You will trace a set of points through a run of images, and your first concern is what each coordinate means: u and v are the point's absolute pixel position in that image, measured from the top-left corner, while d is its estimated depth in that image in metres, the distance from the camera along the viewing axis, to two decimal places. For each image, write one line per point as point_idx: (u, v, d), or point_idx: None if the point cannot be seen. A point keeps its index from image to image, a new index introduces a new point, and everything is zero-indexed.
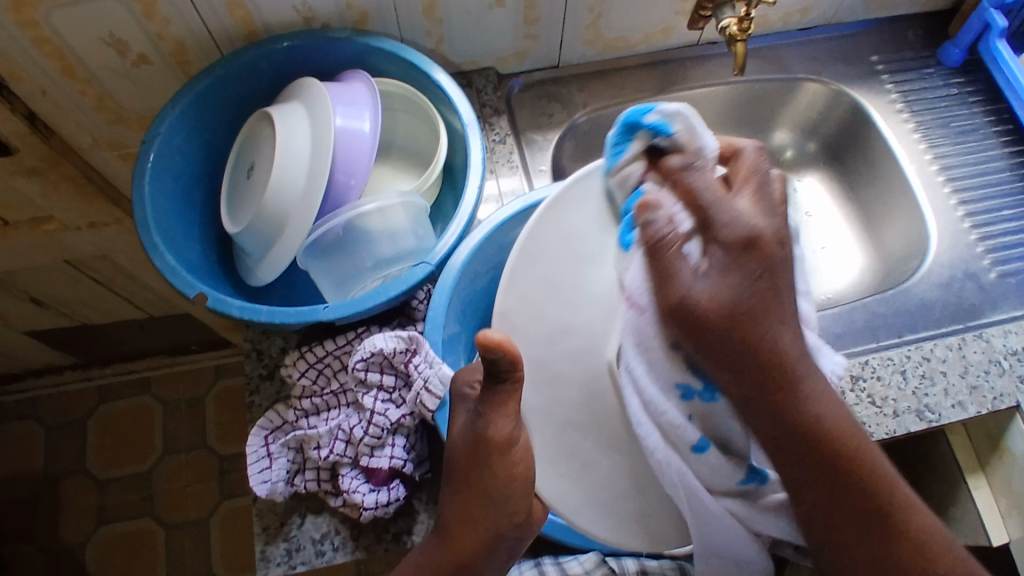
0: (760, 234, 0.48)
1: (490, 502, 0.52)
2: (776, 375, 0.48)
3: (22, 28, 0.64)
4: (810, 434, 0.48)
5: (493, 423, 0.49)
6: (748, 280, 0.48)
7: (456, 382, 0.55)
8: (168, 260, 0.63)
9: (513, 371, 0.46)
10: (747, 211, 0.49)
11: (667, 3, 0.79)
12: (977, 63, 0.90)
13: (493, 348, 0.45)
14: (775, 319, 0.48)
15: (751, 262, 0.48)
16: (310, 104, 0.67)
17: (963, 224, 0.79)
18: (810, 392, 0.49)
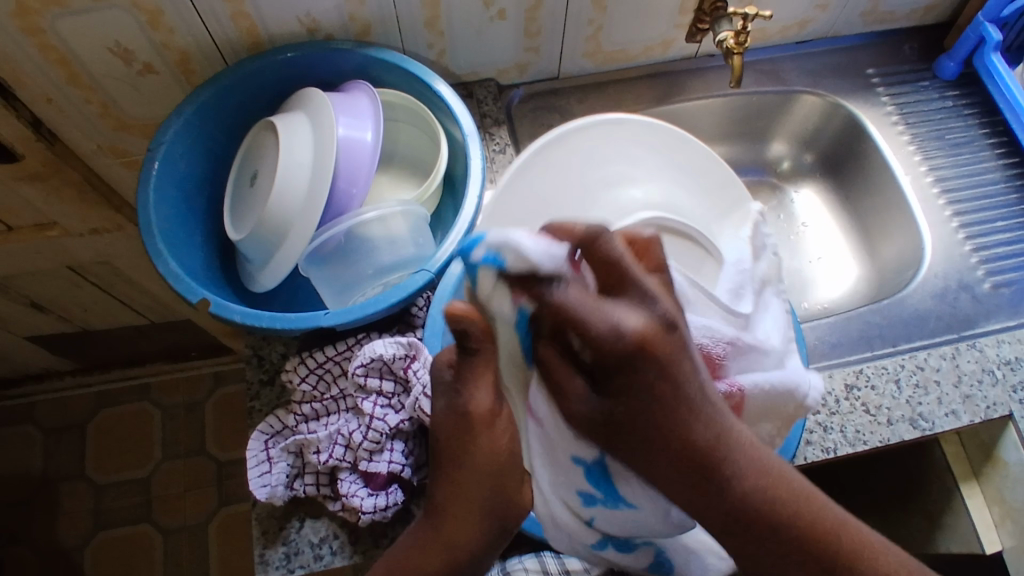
0: (646, 334, 0.42)
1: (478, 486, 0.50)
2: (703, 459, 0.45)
3: (28, 35, 0.65)
4: (747, 507, 0.46)
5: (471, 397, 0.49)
6: (645, 394, 0.44)
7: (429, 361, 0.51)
8: (171, 266, 0.63)
9: (482, 342, 0.46)
10: (629, 316, 0.42)
11: (665, 16, 0.80)
12: (973, 76, 0.91)
13: (461, 319, 0.44)
14: (680, 411, 0.44)
15: (646, 369, 0.43)
16: (313, 114, 0.68)
17: (958, 235, 0.80)
18: (738, 470, 0.46)
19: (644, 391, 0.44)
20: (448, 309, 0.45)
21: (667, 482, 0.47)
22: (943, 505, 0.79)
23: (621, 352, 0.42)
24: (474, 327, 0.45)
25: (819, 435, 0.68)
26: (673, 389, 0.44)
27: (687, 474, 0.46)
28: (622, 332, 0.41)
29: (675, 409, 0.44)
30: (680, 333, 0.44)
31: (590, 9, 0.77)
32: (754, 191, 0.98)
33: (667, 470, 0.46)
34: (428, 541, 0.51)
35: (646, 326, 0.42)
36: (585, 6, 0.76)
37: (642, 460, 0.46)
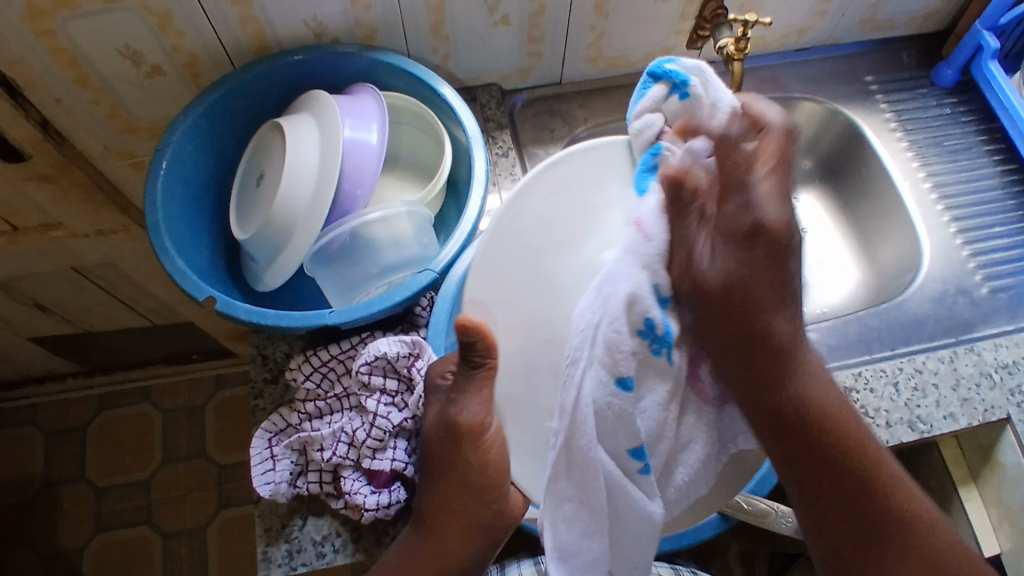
0: (789, 225, 0.53)
1: (470, 491, 0.56)
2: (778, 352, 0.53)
3: (38, 37, 0.66)
4: (806, 413, 0.53)
5: (465, 408, 0.55)
6: (752, 262, 0.53)
7: (431, 372, 0.58)
8: (178, 264, 0.64)
9: (487, 355, 0.53)
10: (766, 196, 0.53)
11: (667, 23, 0.81)
12: (970, 84, 0.92)
13: (471, 330, 0.51)
14: (768, 306, 0.53)
15: (760, 251, 0.53)
16: (320, 115, 0.69)
17: (955, 241, 0.81)
18: (808, 376, 0.53)
19: (753, 277, 0.53)
20: (460, 320, 0.51)
21: (738, 376, 0.53)
22: (943, 508, 0.79)
23: (762, 232, 0.53)
24: (479, 338, 0.51)
25: None
26: (772, 273, 0.53)
27: (767, 370, 0.53)
28: (760, 206, 0.53)
29: (768, 299, 0.53)
30: (800, 240, 0.54)
31: (592, 14, 0.78)
32: None
33: (749, 363, 0.53)
34: (418, 547, 0.56)
35: (783, 219, 0.53)
36: (588, 12, 0.77)
37: (731, 351, 0.53)
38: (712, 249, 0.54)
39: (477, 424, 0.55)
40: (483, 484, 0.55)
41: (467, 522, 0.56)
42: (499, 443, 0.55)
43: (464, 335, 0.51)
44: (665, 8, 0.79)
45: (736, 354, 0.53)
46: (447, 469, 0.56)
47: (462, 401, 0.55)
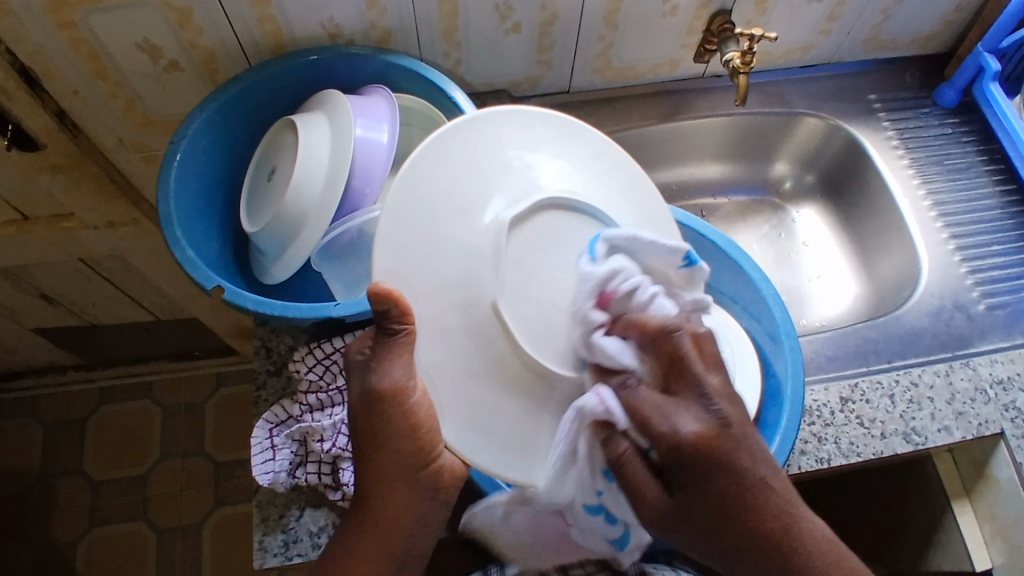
0: (726, 421, 0.49)
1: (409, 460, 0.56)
2: (767, 535, 0.49)
3: (59, 28, 0.68)
4: None
5: (387, 374, 0.53)
6: (697, 494, 0.49)
7: (349, 349, 0.56)
8: (188, 253, 0.66)
9: (403, 322, 0.50)
10: (715, 389, 0.50)
11: (674, 36, 0.83)
12: (971, 105, 0.94)
13: (381, 299, 0.48)
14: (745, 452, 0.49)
15: (703, 467, 0.48)
16: (332, 114, 0.70)
17: (954, 258, 0.82)
18: (805, 539, 0.49)
19: (702, 479, 0.48)
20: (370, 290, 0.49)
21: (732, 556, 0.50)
22: (938, 523, 0.80)
23: (684, 455, 0.48)
24: (389, 306, 0.49)
25: (813, 445, 0.69)
26: (740, 487, 0.48)
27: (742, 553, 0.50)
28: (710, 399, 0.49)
29: (744, 485, 0.48)
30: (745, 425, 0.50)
31: (601, 25, 0.79)
32: (755, 210, 1.00)
33: (728, 544, 0.49)
34: (359, 524, 0.56)
35: (705, 429, 0.48)
36: (597, 23, 0.79)
37: (709, 533, 0.49)
38: (667, 492, 0.50)
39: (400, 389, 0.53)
40: (412, 448, 0.55)
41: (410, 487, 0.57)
42: (425, 406, 0.52)
43: (375, 303, 0.49)
44: (673, 22, 0.81)
45: (687, 525, 0.50)
46: (373, 439, 0.55)
47: (382, 369, 0.53)
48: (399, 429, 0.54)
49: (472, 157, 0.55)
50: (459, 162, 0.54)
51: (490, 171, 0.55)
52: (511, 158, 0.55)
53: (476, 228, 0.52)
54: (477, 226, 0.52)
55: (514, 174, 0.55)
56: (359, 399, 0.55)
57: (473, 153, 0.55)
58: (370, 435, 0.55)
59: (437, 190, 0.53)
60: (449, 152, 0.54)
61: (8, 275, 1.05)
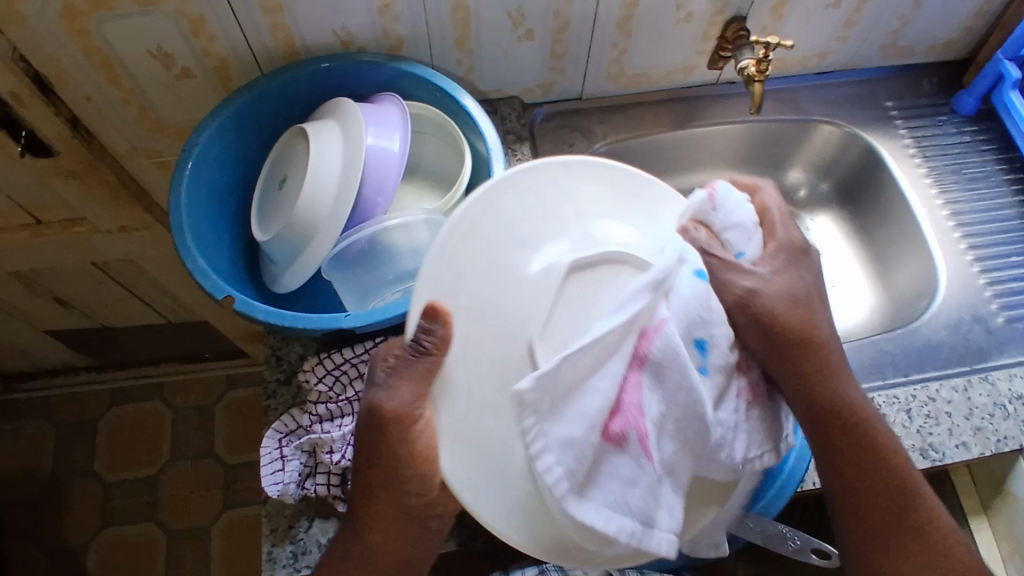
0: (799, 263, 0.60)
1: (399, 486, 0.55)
2: (812, 357, 0.57)
3: (74, 36, 0.68)
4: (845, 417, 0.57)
5: (395, 396, 0.52)
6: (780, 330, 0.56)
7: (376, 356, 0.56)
8: (199, 263, 0.66)
9: (438, 347, 0.51)
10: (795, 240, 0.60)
11: (689, 41, 0.82)
12: (990, 112, 0.92)
13: (436, 317, 0.50)
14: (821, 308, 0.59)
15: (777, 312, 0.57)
16: (343, 122, 0.70)
17: (972, 268, 0.81)
18: (843, 383, 0.58)
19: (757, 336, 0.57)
20: (431, 306, 0.50)
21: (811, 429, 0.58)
22: None
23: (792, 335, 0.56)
24: (439, 327, 0.50)
25: None
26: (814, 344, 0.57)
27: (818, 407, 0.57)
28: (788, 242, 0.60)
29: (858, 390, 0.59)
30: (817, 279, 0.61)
31: (615, 33, 0.79)
32: None
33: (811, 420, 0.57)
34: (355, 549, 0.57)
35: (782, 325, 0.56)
36: (611, 29, 0.78)
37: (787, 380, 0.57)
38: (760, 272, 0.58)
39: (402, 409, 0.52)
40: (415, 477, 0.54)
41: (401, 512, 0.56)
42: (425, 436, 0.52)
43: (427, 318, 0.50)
44: (687, 29, 0.80)
45: (777, 361, 0.56)
46: (378, 468, 0.55)
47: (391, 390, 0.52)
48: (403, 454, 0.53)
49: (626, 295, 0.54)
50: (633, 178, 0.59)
51: (598, 265, 0.53)
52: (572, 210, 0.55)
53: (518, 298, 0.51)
54: (527, 274, 0.52)
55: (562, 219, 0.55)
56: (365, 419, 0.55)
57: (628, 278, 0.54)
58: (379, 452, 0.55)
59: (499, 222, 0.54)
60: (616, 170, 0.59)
61: (22, 278, 1.05)
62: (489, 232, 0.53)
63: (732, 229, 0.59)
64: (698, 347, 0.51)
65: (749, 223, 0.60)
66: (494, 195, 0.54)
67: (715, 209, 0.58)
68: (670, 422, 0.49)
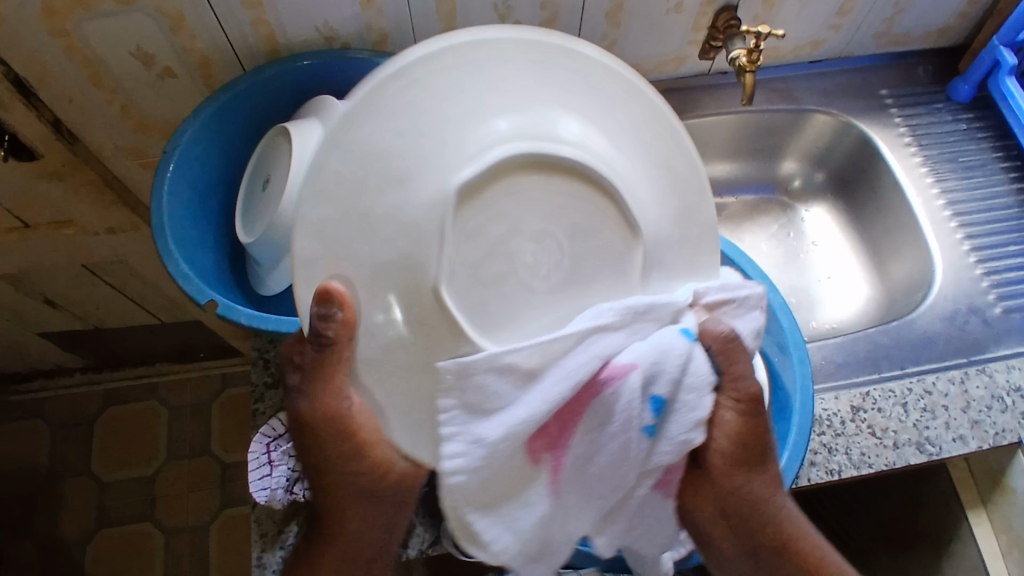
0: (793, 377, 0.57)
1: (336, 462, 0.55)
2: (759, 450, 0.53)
3: (52, 36, 0.66)
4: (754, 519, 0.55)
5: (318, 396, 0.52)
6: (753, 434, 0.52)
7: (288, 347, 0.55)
8: (182, 267, 0.65)
9: (339, 333, 0.47)
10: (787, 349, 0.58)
11: (680, 31, 0.80)
12: (986, 99, 0.91)
13: (331, 300, 0.46)
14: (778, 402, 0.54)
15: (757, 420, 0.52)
16: (327, 120, 0.68)
17: (969, 258, 0.80)
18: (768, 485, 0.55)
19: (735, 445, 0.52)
20: (322, 288, 0.46)
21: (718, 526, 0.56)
22: (951, 532, 0.79)
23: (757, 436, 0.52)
24: (338, 312, 0.46)
25: (823, 457, 0.67)
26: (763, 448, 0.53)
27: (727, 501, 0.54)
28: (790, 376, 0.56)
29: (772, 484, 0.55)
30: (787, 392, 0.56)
31: (604, 24, 0.77)
32: (762, 210, 0.98)
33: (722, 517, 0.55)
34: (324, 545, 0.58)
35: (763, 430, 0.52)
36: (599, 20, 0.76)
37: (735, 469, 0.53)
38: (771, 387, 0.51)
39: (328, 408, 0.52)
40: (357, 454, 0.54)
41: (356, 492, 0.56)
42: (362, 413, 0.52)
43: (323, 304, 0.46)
44: (678, 18, 0.78)
45: (741, 464, 0.53)
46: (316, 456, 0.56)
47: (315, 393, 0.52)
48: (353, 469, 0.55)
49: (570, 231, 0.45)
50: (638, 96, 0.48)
51: (523, 172, 0.43)
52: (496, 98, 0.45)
53: (419, 202, 0.43)
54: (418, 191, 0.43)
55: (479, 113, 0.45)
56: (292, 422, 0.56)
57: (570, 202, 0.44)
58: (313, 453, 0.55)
59: (391, 124, 0.44)
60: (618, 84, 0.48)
61: (12, 281, 1.04)
62: (382, 131, 0.44)
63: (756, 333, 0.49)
64: (653, 404, 0.42)
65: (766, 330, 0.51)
66: (421, 70, 0.45)
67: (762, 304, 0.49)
68: (599, 464, 0.44)
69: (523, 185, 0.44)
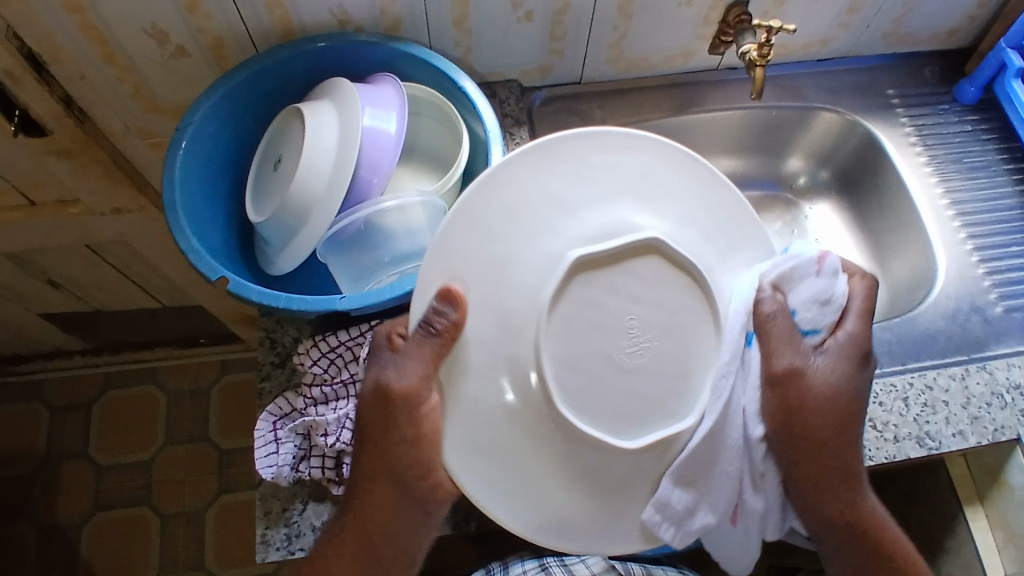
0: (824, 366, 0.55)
1: (393, 461, 0.55)
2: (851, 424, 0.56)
3: (65, 11, 0.66)
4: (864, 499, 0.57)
5: (403, 373, 0.52)
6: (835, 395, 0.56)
7: (378, 335, 0.58)
8: (193, 244, 0.65)
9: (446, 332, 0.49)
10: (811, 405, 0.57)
11: (692, 26, 0.81)
12: (993, 102, 0.92)
13: (450, 300, 0.49)
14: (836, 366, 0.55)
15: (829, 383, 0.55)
16: (340, 102, 0.69)
17: (971, 258, 0.81)
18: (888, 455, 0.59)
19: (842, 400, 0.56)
20: (444, 289, 0.49)
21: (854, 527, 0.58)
22: (949, 527, 0.80)
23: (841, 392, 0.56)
24: (451, 311, 0.49)
25: None
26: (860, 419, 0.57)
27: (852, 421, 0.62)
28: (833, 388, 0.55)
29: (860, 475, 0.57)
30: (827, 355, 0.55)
31: (616, 15, 0.78)
32: (767, 206, 0.98)
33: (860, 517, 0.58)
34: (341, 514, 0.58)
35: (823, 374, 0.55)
36: (612, 13, 0.77)
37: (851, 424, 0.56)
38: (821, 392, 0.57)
39: (410, 389, 0.52)
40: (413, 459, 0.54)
41: (391, 490, 0.57)
42: (433, 417, 0.51)
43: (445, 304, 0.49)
44: (690, 12, 0.79)
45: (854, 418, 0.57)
46: (381, 425, 0.55)
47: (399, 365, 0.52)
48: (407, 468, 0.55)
49: (669, 314, 0.51)
50: (642, 144, 0.53)
51: (633, 257, 0.51)
52: (555, 173, 0.51)
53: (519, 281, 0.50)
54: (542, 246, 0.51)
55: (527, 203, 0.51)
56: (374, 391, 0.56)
57: (655, 283, 0.51)
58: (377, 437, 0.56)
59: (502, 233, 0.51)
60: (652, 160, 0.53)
61: (13, 260, 1.04)
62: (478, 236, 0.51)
63: (813, 296, 0.54)
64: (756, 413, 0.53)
65: (835, 294, 0.55)
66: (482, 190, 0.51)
67: (818, 273, 0.53)
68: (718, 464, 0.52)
69: (624, 272, 0.51)
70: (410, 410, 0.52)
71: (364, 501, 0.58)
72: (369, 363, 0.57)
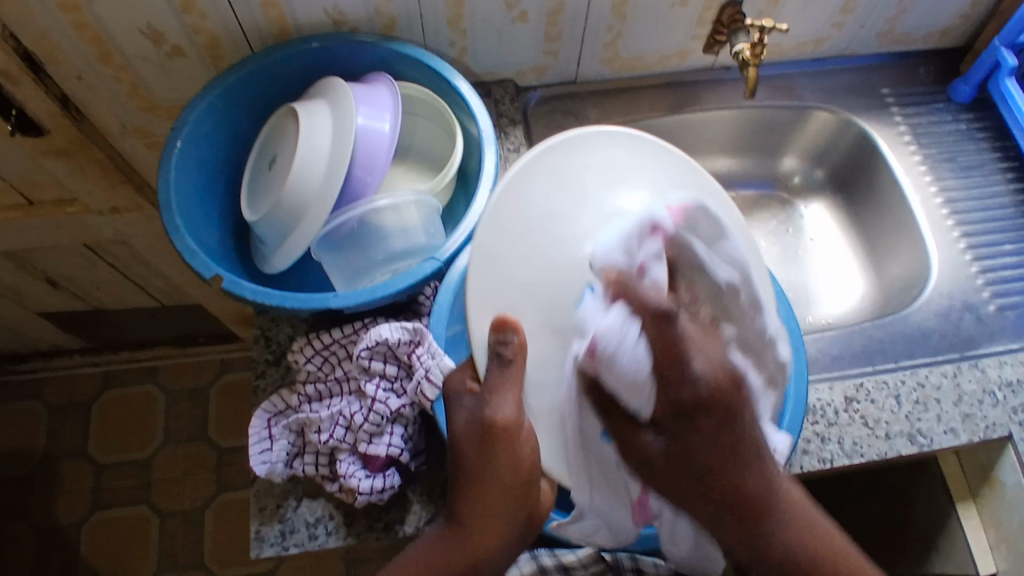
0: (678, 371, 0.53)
1: (501, 486, 0.53)
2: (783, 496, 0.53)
3: (62, 11, 0.67)
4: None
5: (498, 407, 0.53)
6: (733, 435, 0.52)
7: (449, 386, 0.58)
8: (188, 243, 0.65)
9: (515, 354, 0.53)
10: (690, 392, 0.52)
11: (685, 27, 0.81)
12: (987, 101, 0.92)
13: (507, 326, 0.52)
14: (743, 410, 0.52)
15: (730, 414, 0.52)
16: (334, 101, 0.69)
17: (965, 256, 0.81)
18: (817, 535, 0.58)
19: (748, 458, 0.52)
20: (500, 319, 0.52)
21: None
22: (942, 526, 0.80)
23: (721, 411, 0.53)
24: (513, 336, 0.52)
25: (816, 445, 0.68)
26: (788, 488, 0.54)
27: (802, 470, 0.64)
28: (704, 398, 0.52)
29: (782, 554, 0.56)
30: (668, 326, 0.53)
31: (610, 15, 0.78)
32: (763, 205, 0.98)
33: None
34: (450, 551, 0.53)
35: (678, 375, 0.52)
36: (605, 13, 0.77)
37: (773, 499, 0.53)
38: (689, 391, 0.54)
39: (510, 422, 0.53)
40: (518, 483, 0.54)
41: (504, 518, 0.54)
42: (530, 441, 0.54)
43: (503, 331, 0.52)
44: (683, 12, 0.79)
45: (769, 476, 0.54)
46: (475, 454, 0.53)
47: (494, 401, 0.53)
48: (506, 488, 0.53)
49: None
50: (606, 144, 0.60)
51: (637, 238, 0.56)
52: (548, 181, 0.57)
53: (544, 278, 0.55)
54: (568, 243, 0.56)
55: (536, 218, 0.56)
56: (467, 428, 0.54)
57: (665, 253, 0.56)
58: (475, 470, 0.54)
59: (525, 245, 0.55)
60: (563, 140, 0.58)
61: (13, 259, 1.05)
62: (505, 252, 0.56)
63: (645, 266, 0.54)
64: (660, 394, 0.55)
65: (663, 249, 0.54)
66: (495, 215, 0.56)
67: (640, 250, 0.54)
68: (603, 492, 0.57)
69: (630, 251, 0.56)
70: (509, 442, 0.53)
71: (474, 534, 0.53)
72: (449, 413, 0.57)
